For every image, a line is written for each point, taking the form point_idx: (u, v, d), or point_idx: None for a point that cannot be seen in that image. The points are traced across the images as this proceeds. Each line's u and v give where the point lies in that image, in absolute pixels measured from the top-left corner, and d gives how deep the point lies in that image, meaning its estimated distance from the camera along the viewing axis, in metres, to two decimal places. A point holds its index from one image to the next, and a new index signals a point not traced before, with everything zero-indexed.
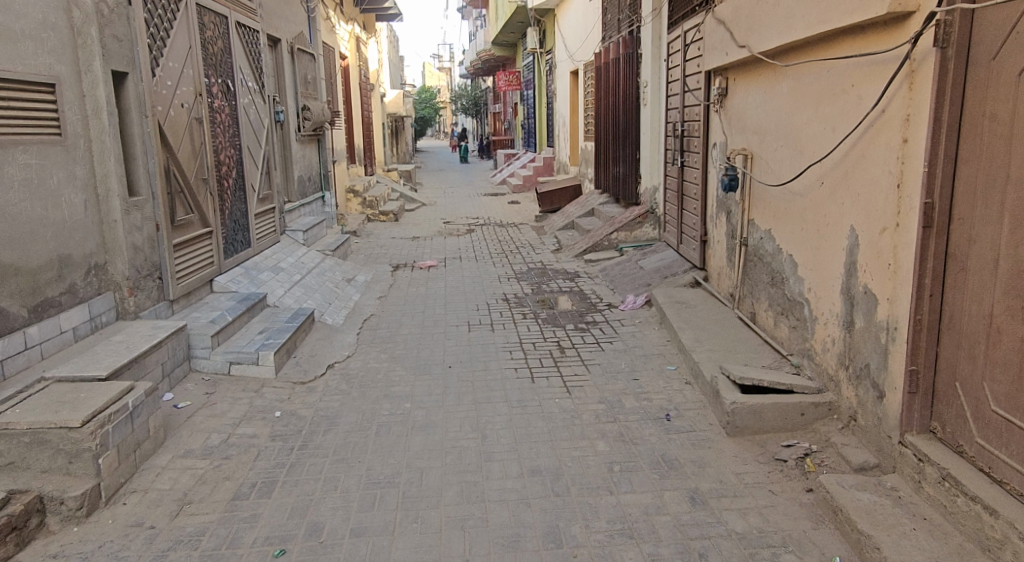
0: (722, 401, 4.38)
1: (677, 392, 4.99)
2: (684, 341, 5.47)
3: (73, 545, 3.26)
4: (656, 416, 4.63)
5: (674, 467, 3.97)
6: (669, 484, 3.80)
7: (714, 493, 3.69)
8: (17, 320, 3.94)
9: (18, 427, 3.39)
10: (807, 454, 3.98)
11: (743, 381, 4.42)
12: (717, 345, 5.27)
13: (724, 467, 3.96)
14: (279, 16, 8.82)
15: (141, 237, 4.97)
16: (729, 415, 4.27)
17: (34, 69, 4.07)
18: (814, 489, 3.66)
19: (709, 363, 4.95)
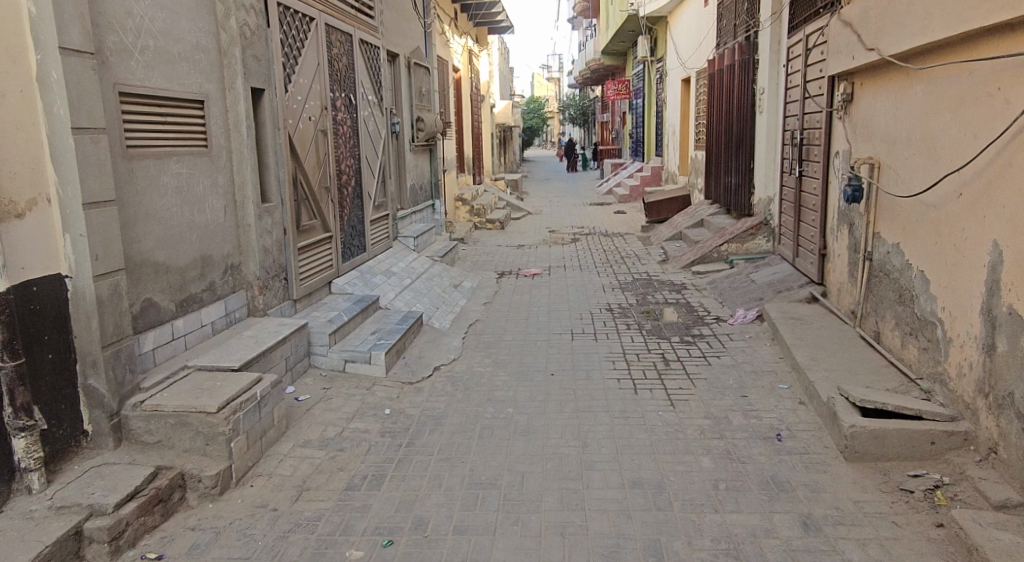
0: (841, 423, 4.21)
1: (791, 411, 4.84)
2: (799, 359, 5.29)
3: (208, 520, 3.56)
4: (766, 436, 4.51)
5: (785, 489, 3.86)
6: (780, 506, 3.69)
7: (830, 520, 3.56)
8: (167, 313, 4.32)
9: (166, 409, 3.75)
10: (937, 485, 3.78)
11: (865, 404, 4.24)
12: (836, 365, 5.07)
13: (841, 492, 3.81)
14: (398, 32, 9.22)
15: (271, 240, 5.35)
16: (848, 439, 4.12)
17: (187, 88, 4.49)
18: (945, 524, 3.46)
19: (826, 384, 4.76)
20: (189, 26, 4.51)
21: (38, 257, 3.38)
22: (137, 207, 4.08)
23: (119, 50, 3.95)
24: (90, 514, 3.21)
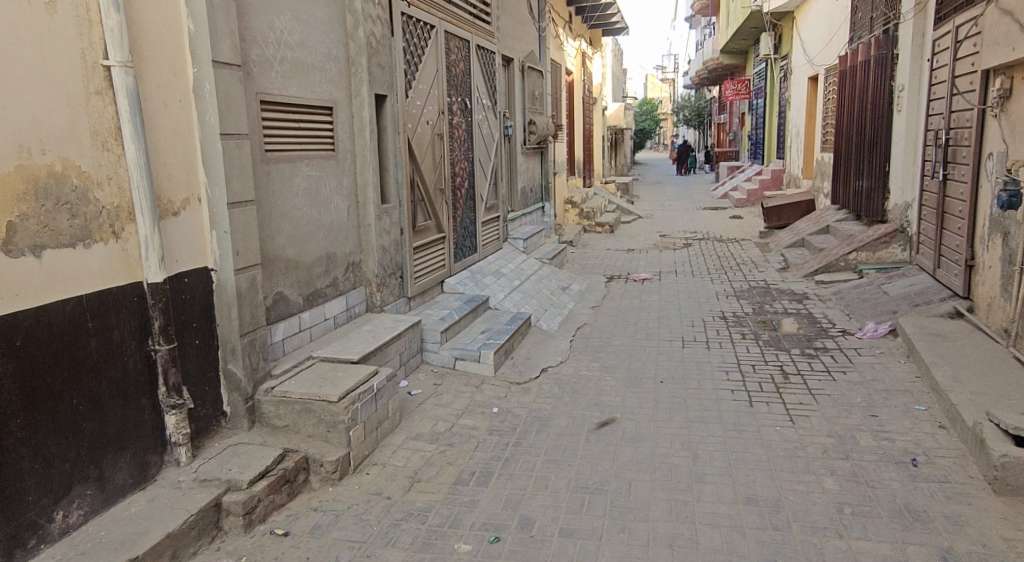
0: (990, 453, 3.90)
1: (928, 435, 4.53)
2: (940, 379, 4.94)
3: (328, 502, 3.76)
4: (899, 460, 4.24)
5: (921, 519, 3.62)
6: (913, 537, 3.47)
7: (972, 557, 3.31)
8: (295, 306, 4.59)
9: (293, 396, 3.98)
10: None
11: (1019, 433, 3.90)
12: (984, 389, 4.70)
13: (986, 527, 3.53)
14: (514, 37, 9.35)
15: (389, 240, 5.57)
16: (998, 469, 3.81)
17: (319, 95, 4.76)
18: None
19: (972, 409, 4.43)
20: (321, 37, 4.77)
21: (190, 252, 3.69)
22: (272, 207, 4.36)
23: (261, 62, 4.23)
24: (228, 488, 3.48)
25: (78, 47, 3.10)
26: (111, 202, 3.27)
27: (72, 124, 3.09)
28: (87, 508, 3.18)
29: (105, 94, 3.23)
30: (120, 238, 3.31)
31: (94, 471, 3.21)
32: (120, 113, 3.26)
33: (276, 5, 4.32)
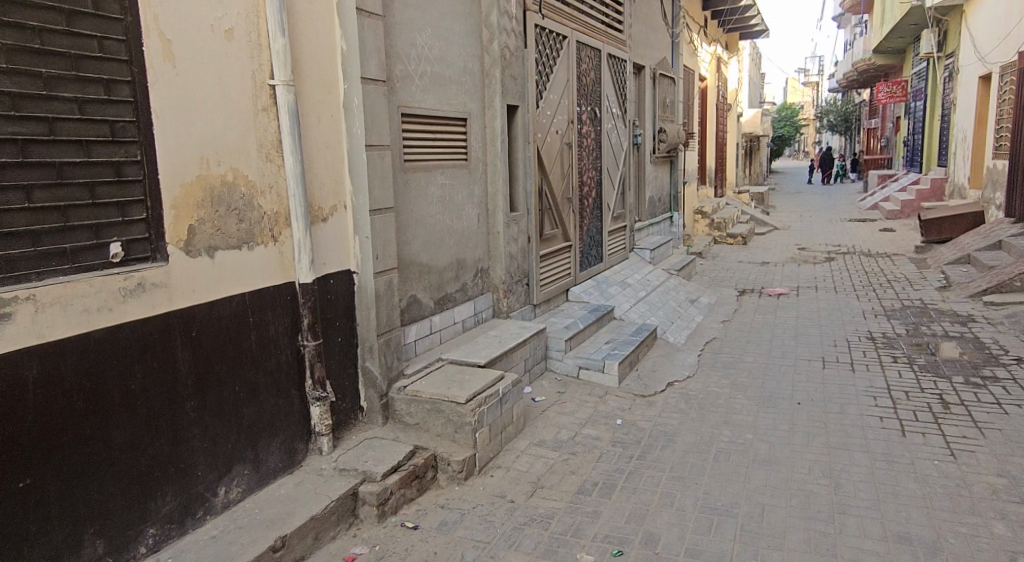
0: None
1: None
2: None
3: (455, 501, 3.86)
4: None
5: None
6: None
7: None
8: (427, 309, 4.76)
9: (423, 395, 4.13)
10: None
11: None
12: None
13: None
14: (646, 44, 9.24)
15: (517, 247, 5.66)
16: None
17: (455, 107, 4.92)
18: None
19: None
20: (459, 51, 4.93)
21: (337, 255, 3.92)
22: (409, 214, 4.55)
23: (404, 77, 4.43)
24: (363, 479, 3.65)
25: (250, 69, 3.39)
26: (271, 208, 3.53)
27: (243, 138, 3.37)
28: (243, 487, 3.45)
29: (270, 110, 3.50)
30: (277, 241, 3.57)
31: (250, 454, 3.48)
32: (282, 127, 3.52)
33: (419, 23, 4.52)
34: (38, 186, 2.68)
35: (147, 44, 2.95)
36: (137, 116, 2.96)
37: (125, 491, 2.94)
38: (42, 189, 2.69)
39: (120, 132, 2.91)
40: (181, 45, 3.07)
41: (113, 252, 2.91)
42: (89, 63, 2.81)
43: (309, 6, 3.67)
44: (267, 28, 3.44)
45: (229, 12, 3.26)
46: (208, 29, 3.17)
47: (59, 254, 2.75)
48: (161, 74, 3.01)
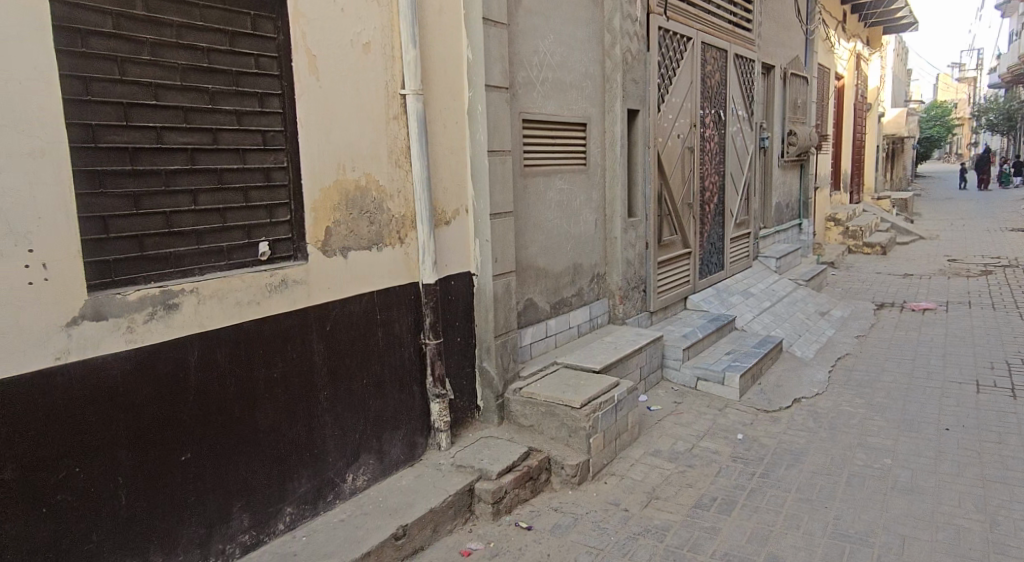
0: None
1: None
2: None
3: (568, 505, 3.87)
4: None
5: None
6: None
7: None
8: (543, 312, 4.80)
9: (538, 397, 4.16)
10: None
11: None
12: None
13: None
14: (777, 43, 8.88)
15: (634, 253, 5.60)
16: None
17: (576, 112, 4.94)
18: None
19: None
20: (581, 56, 4.96)
21: (458, 258, 4.03)
22: (528, 218, 4.61)
23: (526, 83, 4.50)
24: (479, 476, 3.73)
25: (384, 79, 3.56)
26: (399, 211, 3.68)
27: (375, 145, 3.53)
28: (368, 475, 3.62)
29: (401, 118, 3.66)
30: (404, 243, 3.72)
31: (375, 444, 3.64)
32: (411, 134, 3.67)
33: (542, 29, 4.58)
34: (202, 190, 2.93)
35: (295, 59, 3.17)
36: (285, 126, 3.18)
37: (265, 471, 3.16)
38: (205, 193, 2.95)
39: (270, 140, 3.14)
40: (324, 59, 3.27)
41: (261, 251, 3.14)
42: (246, 78, 3.05)
43: (439, 18, 3.81)
44: (400, 40, 3.60)
45: (367, 27, 3.44)
46: (347, 43, 3.36)
47: (217, 252, 3.00)
48: (307, 87, 3.22)
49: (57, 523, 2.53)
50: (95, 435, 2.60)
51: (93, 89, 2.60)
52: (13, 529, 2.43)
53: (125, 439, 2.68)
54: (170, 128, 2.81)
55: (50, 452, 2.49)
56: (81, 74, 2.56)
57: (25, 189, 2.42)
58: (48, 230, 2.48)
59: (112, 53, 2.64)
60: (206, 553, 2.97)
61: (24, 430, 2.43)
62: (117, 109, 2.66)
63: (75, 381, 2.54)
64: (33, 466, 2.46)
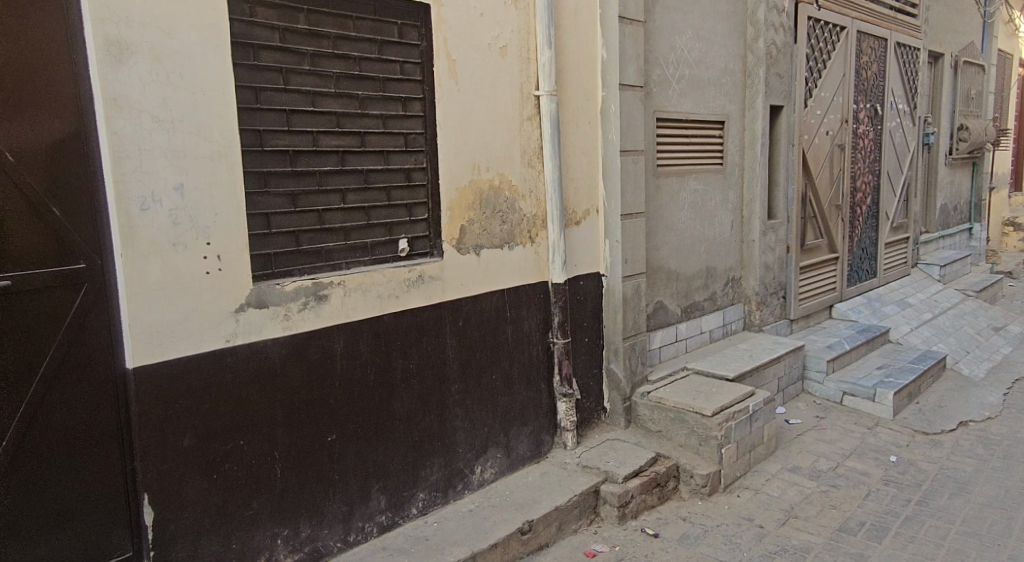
0: None
1: None
2: None
3: (698, 516, 3.75)
4: None
5: None
6: None
7: None
8: (673, 316, 4.68)
9: (668, 403, 4.07)
10: None
11: None
12: None
13: None
14: (947, 29, 8.12)
15: (773, 257, 5.34)
16: None
17: (713, 110, 4.79)
18: None
19: None
20: (720, 52, 4.80)
21: (587, 258, 4.03)
22: (661, 219, 4.52)
23: (662, 81, 4.40)
24: (605, 479, 3.71)
25: (520, 81, 3.62)
26: (531, 211, 3.74)
27: (509, 146, 3.61)
28: (496, 468, 3.70)
29: (534, 119, 3.71)
30: (534, 242, 3.77)
31: (503, 439, 3.72)
32: (544, 135, 3.71)
33: (679, 25, 4.47)
34: (349, 190, 3.12)
35: (436, 64, 3.30)
36: (426, 128, 3.33)
37: (401, 456, 3.32)
38: (352, 193, 3.13)
39: (412, 143, 3.29)
40: (462, 64, 3.38)
41: (402, 248, 3.29)
42: (392, 84, 3.21)
43: (575, 19, 3.82)
44: (536, 42, 3.65)
45: (505, 30, 3.52)
46: (485, 47, 3.45)
47: (361, 248, 3.18)
48: (446, 91, 3.34)
49: (224, 489, 2.79)
50: (255, 412, 2.85)
51: (261, 97, 2.83)
52: (190, 492, 2.70)
53: (280, 417, 2.92)
54: (324, 131, 3.01)
55: (219, 425, 2.75)
56: (251, 84, 2.79)
57: (206, 188, 2.68)
58: (222, 225, 2.73)
59: (278, 64, 2.86)
60: (347, 529, 3.16)
61: (199, 403, 2.70)
62: (280, 115, 2.88)
63: (240, 362, 2.79)
64: (205, 437, 2.72)
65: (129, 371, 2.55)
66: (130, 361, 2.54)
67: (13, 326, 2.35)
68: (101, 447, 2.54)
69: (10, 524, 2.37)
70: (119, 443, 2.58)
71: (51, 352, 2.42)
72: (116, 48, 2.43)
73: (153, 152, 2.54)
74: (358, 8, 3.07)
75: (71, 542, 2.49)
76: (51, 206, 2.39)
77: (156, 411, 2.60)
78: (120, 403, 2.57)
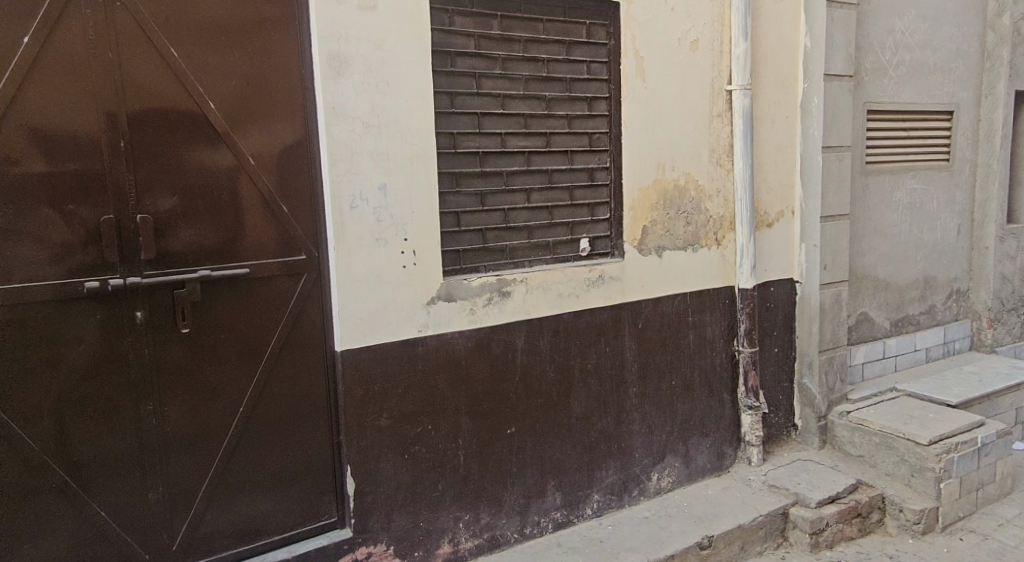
0: None
1: None
2: None
3: (909, 556, 3.34)
4: None
5: None
6: None
7: None
8: (881, 330, 4.23)
9: (872, 426, 3.71)
10: None
11: None
12: None
13: None
14: None
15: (1012, 267, 4.63)
16: None
17: (939, 99, 4.26)
18: None
19: None
20: (951, 33, 4.25)
21: (780, 264, 3.76)
22: (871, 222, 4.09)
23: (876, 69, 3.98)
24: (796, 501, 3.44)
25: (710, 76, 3.47)
26: (719, 212, 3.57)
27: (698, 144, 3.47)
28: (674, 477, 3.59)
29: (725, 115, 3.54)
30: (721, 245, 3.59)
31: (681, 447, 3.60)
32: (736, 132, 3.53)
33: (901, 6, 4.02)
34: (533, 190, 3.19)
35: (625, 63, 3.25)
36: (611, 127, 3.31)
37: (577, 455, 3.33)
38: (537, 193, 3.20)
39: (597, 142, 3.29)
40: (651, 61, 3.30)
41: (583, 247, 3.31)
42: (579, 84, 3.23)
43: (777, 6, 3.58)
44: (731, 34, 3.48)
45: (697, 24, 3.40)
46: (676, 42, 3.35)
47: (543, 246, 3.24)
48: (634, 89, 3.28)
49: (413, 469, 2.97)
50: (442, 400, 2.99)
51: (456, 101, 2.97)
52: (385, 468, 2.91)
53: (464, 406, 3.04)
54: (512, 133, 3.10)
55: (411, 409, 2.93)
56: (447, 89, 2.94)
57: (407, 186, 2.85)
58: (420, 221, 2.89)
59: (472, 69, 2.98)
60: (524, 521, 3.24)
61: (395, 387, 2.89)
62: (472, 118, 3.01)
63: (430, 351, 2.95)
64: (399, 419, 2.91)
65: (338, 353, 2.78)
66: (340, 343, 2.77)
67: (250, 305, 2.64)
68: (313, 417, 2.81)
69: (243, 481, 2.69)
70: (327, 414, 2.84)
71: (278, 329, 2.70)
72: (336, 61, 2.65)
73: (363, 154, 2.75)
74: (549, 11, 3.12)
75: (288, 501, 2.79)
76: (280, 203, 2.66)
77: (358, 391, 2.82)
78: (329, 379, 2.83)
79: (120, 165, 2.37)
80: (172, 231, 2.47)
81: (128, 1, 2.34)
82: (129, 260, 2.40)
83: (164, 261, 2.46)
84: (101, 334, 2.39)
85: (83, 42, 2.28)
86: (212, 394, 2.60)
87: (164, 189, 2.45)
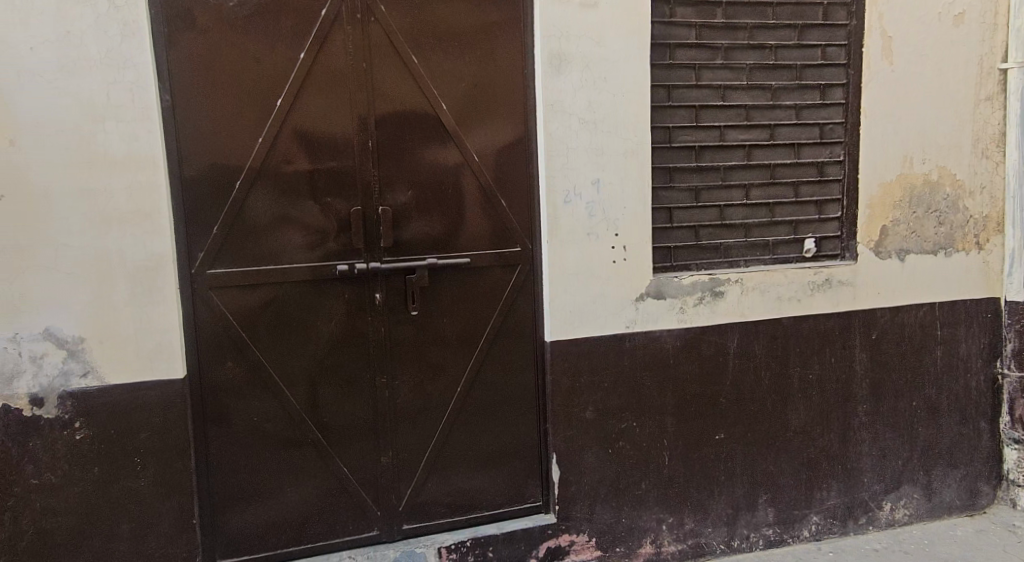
0: None
1: None
2: None
3: None
4: None
5: None
6: None
7: None
8: None
9: None
10: None
11: None
12: None
13: None
14: None
15: None
16: None
17: None
18: None
19: None
20: None
21: None
22: None
23: None
24: None
25: (979, 55, 3.06)
26: (983, 211, 3.12)
27: (959, 133, 3.07)
28: (912, 510, 3.19)
29: (995, 99, 3.10)
30: (983, 249, 3.14)
31: (922, 477, 3.18)
32: (1010, 118, 3.09)
33: None
34: (753, 185, 3.00)
35: (869, 44, 2.95)
36: (846, 117, 3.02)
37: (795, 471, 3.09)
38: (758, 188, 3.01)
39: (828, 134, 3.03)
40: (904, 41, 2.97)
41: (807, 248, 3.05)
42: (811, 71, 2.98)
43: None
44: (1009, 5, 3.05)
45: None
46: (938, 15, 2.99)
47: (763, 246, 3.04)
48: (882, 73, 2.96)
49: (616, 465, 2.96)
50: (649, 399, 2.95)
51: (673, 94, 2.89)
52: (589, 461, 2.94)
53: (671, 407, 2.97)
54: (732, 126, 2.95)
55: (616, 404, 2.93)
56: (665, 83, 2.87)
57: (621, 181, 2.84)
58: (633, 217, 2.87)
59: (692, 61, 2.88)
60: (732, 533, 3.08)
61: (601, 381, 2.90)
62: (690, 111, 2.91)
63: (638, 348, 2.92)
64: (604, 413, 2.93)
65: (548, 343, 2.86)
66: (550, 335, 2.84)
67: (469, 293, 2.83)
68: (522, 402, 2.94)
69: (458, 456, 2.89)
70: (535, 401, 2.95)
71: (493, 317, 2.86)
72: (559, 59, 2.72)
73: (580, 149, 2.79)
74: None
75: (496, 480, 2.95)
76: (500, 197, 2.80)
77: (565, 382, 2.87)
78: (538, 368, 2.94)
79: (368, 163, 2.67)
80: (406, 222, 2.73)
81: (380, 16, 2.61)
82: (371, 247, 2.70)
83: (399, 250, 2.73)
84: (346, 313, 2.72)
85: (344, 55, 2.60)
86: (434, 372, 2.83)
87: (402, 184, 2.71)
